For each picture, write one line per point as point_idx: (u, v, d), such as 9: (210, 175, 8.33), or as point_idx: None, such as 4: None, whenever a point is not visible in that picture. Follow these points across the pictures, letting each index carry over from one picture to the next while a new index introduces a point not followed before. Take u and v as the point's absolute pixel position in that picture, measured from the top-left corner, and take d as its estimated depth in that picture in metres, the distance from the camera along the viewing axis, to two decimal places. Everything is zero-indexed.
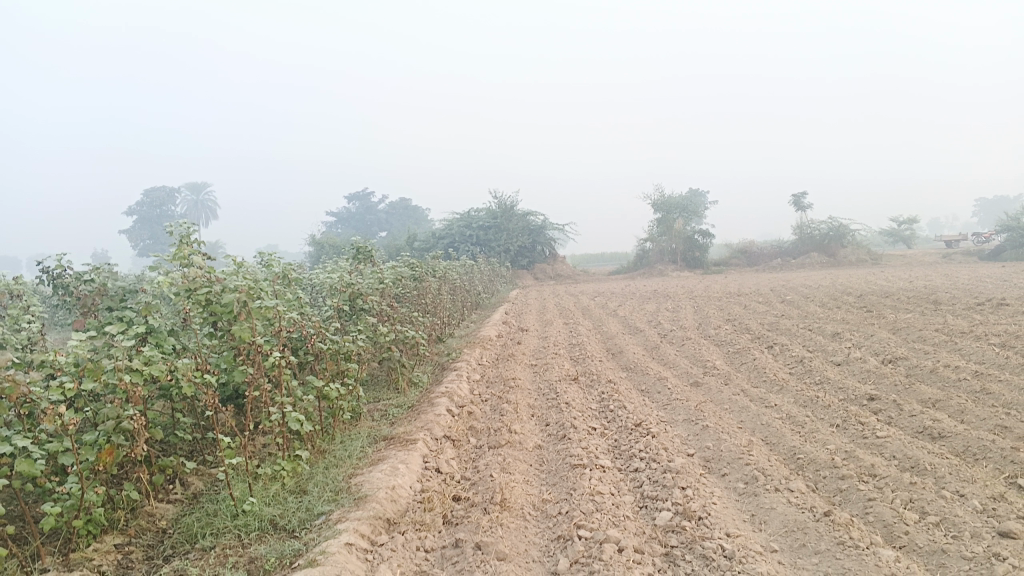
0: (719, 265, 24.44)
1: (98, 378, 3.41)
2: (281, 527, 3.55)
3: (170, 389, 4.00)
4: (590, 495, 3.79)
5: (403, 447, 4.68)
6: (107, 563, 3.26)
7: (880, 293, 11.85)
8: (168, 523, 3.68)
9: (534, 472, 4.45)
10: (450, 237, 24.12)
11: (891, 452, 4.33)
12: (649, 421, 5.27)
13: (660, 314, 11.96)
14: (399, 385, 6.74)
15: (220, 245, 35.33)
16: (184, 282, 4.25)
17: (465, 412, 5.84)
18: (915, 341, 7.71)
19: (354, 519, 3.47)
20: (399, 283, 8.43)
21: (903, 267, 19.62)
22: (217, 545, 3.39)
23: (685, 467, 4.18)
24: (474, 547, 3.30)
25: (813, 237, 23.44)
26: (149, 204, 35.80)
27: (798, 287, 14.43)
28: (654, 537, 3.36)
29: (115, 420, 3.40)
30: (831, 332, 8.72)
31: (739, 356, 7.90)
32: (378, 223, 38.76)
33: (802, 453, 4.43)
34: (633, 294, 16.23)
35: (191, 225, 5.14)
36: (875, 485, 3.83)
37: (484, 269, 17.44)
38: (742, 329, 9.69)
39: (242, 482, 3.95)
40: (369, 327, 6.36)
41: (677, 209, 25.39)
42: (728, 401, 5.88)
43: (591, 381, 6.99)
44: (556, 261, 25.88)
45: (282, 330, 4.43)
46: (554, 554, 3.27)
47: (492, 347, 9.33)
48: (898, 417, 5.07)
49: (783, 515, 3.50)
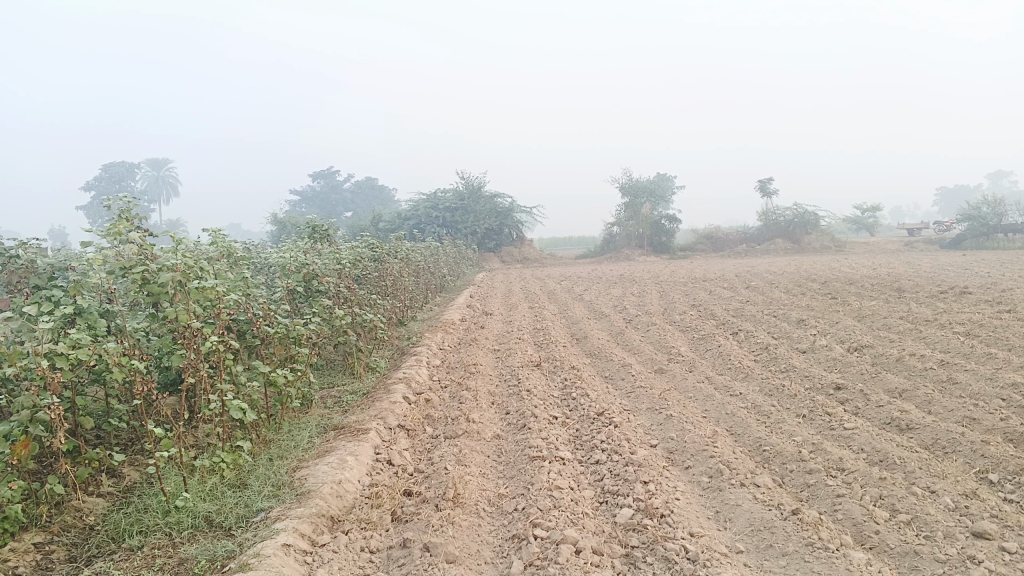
0: (685, 250, 24.43)
1: (14, 364, 3.12)
2: (216, 525, 3.31)
3: (101, 375, 3.71)
4: (548, 490, 3.59)
5: (354, 437, 4.45)
6: (24, 564, 2.97)
7: (844, 280, 11.81)
8: (97, 519, 3.38)
9: (491, 464, 4.25)
10: (415, 218, 23.77)
11: (859, 445, 4.20)
12: (612, 410, 5.09)
13: (626, 299, 11.81)
14: (355, 369, 6.50)
15: (181, 223, 34.40)
16: (117, 260, 3.96)
17: (422, 399, 5.61)
18: (880, 329, 7.64)
19: (294, 517, 3.24)
20: (358, 264, 8.15)
21: (866, 255, 19.74)
22: (145, 545, 3.12)
23: (648, 460, 4.00)
24: (422, 548, 3.08)
25: (779, 224, 23.53)
26: (107, 179, 34.86)
27: (763, 273, 14.43)
28: (614, 536, 3.17)
29: (30, 410, 3.11)
30: (796, 318, 8.64)
31: (704, 343, 7.76)
32: (344, 203, 38.22)
33: (768, 444, 4.28)
34: (600, 278, 16.10)
35: (131, 197, 4.81)
36: (844, 480, 3.68)
37: (449, 252, 17.20)
38: (708, 315, 9.59)
39: (177, 476, 3.68)
40: (324, 310, 6.10)
41: (644, 193, 25.31)
42: (692, 389, 5.73)
43: (555, 367, 6.81)
44: (523, 244, 25.69)
45: (222, 312, 4.16)
46: (508, 556, 3.07)
47: (455, 331, 9.12)
48: (865, 407, 4.95)
49: (749, 512, 3.34)
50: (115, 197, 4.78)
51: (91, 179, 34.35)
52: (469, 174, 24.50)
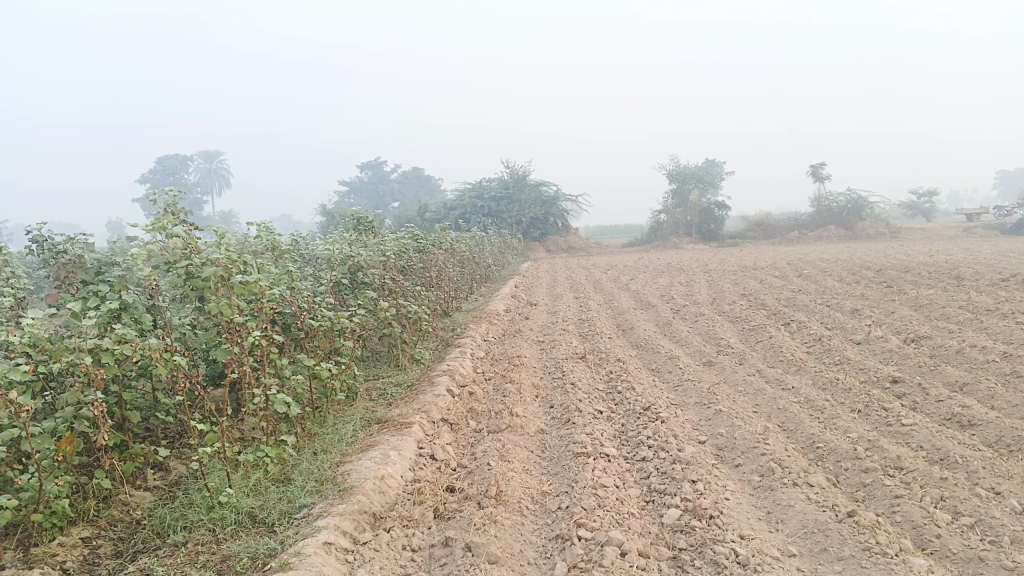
0: (734, 238, 23.98)
1: (59, 360, 3.14)
2: (260, 521, 3.31)
3: (147, 370, 3.73)
4: (592, 489, 3.52)
5: (397, 431, 4.43)
6: (71, 559, 2.99)
7: (900, 268, 11.44)
8: (143, 513, 3.39)
9: (535, 459, 4.19)
10: (461, 208, 23.80)
11: (918, 442, 4.03)
12: (659, 405, 4.98)
13: (674, 289, 11.61)
14: (400, 361, 6.49)
15: (231, 214, 34.96)
16: (162, 255, 3.98)
17: (466, 391, 5.57)
18: (939, 319, 7.36)
19: (336, 514, 3.22)
20: (403, 256, 8.14)
21: (923, 241, 19.12)
22: (189, 540, 3.13)
23: (697, 458, 3.90)
24: (464, 548, 3.04)
25: (831, 210, 22.95)
26: (162, 173, 35.63)
27: (815, 261, 14.08)
28: (660, 538, 3.08)
29: (74, 406, 3.13)
30: (850, 308, 8.39)
31: (755, 334, 7.58)
32: (391, 193, 38.44)
33: (822, 441, 4.14)
34: (647, 267, 15.91)
35: (177, 192, 4.85)
36: (902, 480, 3.53)
37: (494, 241, 17.14)
38: (758, 305, 9.38)
39: (222, 471, 3.69)
40: (369, 302, 6.08)
41: (692, 180, 24.88)
42: (742, 383, 5.59)
43: (600, 359, 6.71)
44: (569, 233, 25.53)
45: (265, 306, 4.14)
46: (551, 556, 3.01)
47: (500, 322, 9.07)
48: (924, 402, 4.76)
49: (802, 514, 3.22)
50: (160, 192, 4.82)
51: (146, 172, 35.12)
52: (514, 163, 24.39)
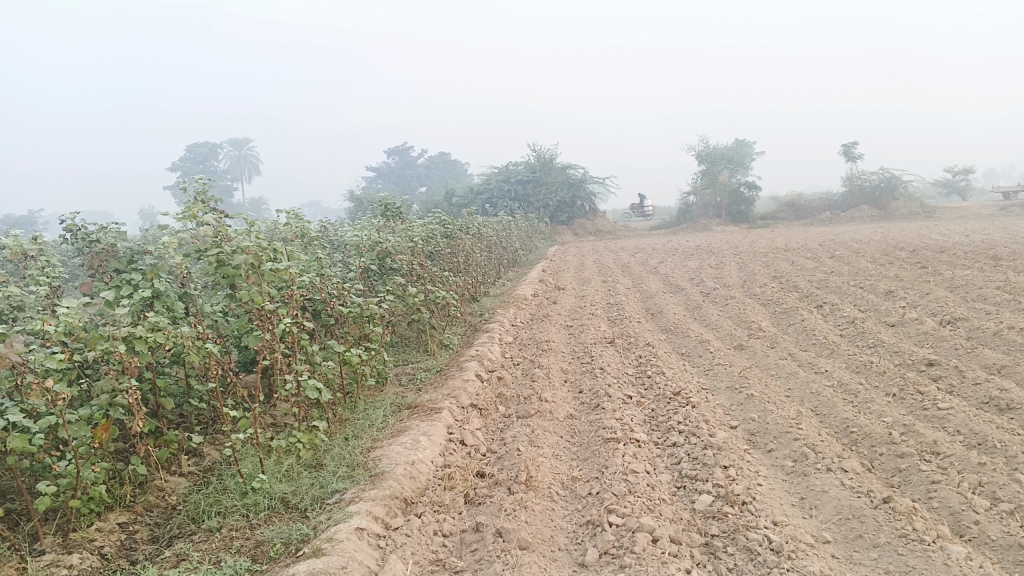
0: (765, 219, 23.70)
1: (94, 348, 3.18)
2: (292, 507, 3.34)
3: (180, 357, 3.76)
4: (623, 475, 3.50)
5: (426, 416, 4.44)
6: (109, 544, 3.04)
7: (935, 248, 11.23)
8: (178, 499, 3.44)
9: (565, 445, 4.18)
10: (488, 193, 23.78)
11: (955, 427, 3.95)
12: (689, 390, 4.94)
13: (704, 271, 11.50)
14: (429, 347, 6.51)
15: (260, 201, 35.22)
16: (193, 243, 4.00)
17: (495, 376, 5.57)
18: (975, 300, 7.22)
19: (367, 500, 3.23)
20: (431, 241, 8.15)
21: (958, 221, 18.74)
22: (224, 526, 3.17)
23: (729, 443, 3.86)
24: (495, 533, 3.04)
25: (863, 190, 22.58)
26: (192, 160, 35.96)
27: (847, 242, 13.86)
28: (692, 524, 3.06)
29: (109, 394, 3.17)
30: (884, 290, 8.25)
31: (787, 317, 7.49)
32: (418, 178, 38.48)
33: (856, 426, 4.08)
34: (676, 250, 15.77)
35: (206, 180, 4.87)
36: (939, 466, 3.47)
37: (522, 225, 17.10)
38: (789, 287, 9.26)
39: (255, 456, 3.72)
40: (397, 288, 6.10)
41: (721, 160, 24.59)
42: (773, 367, 5.53)
43: (629, 343, 6.68)
44: (597, 216, 25.41)
45: (296, 293, 4.16)
46: (582, 543, 3.00)
47: (528, 306, 9.05)
48: (961, 385, 4.68)
49: (836, 500, 3.18)
50: (191, 180, 4.84)
51: (176, 160, 35.47)
52: (541, 146, 24.26)
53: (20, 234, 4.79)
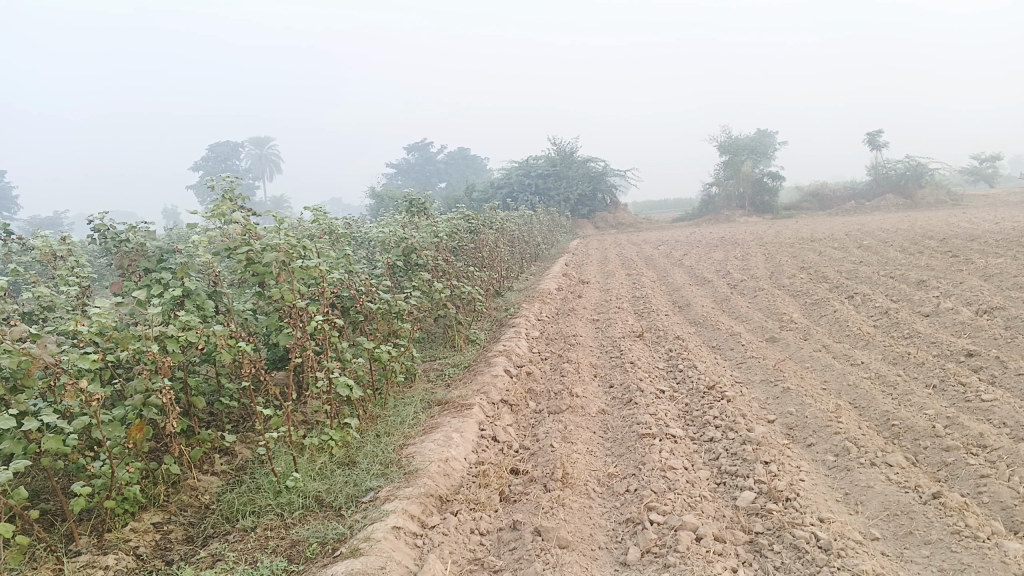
0: (789, 210, 23.43)
1: (126, 348, 3.15)
2: (326, 505, 3.30)
3: (211, 355, 3.73)
4: (661, 471, 3.43)
5: (457, 412, 4.39)
6: (144, 545, 3.02)
7: (965, 236, 11.01)
8: (212, 498, 3.42)
9: (599, 441, 4.12)
10: (509, 187, 23.70)
11: (1000, 418, 3.84)
12: (723, 383, 4.85)
13: (729, 263, 11.36)
14: (456, 342, 6.47)
15: (282, 199, 35.35)
16: (222, 241, 3.97)
17: (524, 372, 5.52)
18: (1011, 289, 7.06)
19: (402, 498, 3.19)
20: (455, 236, 8.09)
21: (986, 208, 18.38)
22: (259, 526, 3.14)
23: (768, 438, 3.78)
24: (534, 532, 2.99)
25: (889, 178, 22.24)
26: (214, 160, 36.22)
27: (875, 231, 13.63)
28: (736, 522, 2.99)
29: (143, 394, 3.14)
30: (915, 279, 8.10)
31: (818, 308, 7.36)
32: (438, 174, 38.46)
33: (897, 419, 3.99)
34: (699, 242, 15.60)
35: (232, 177, 4.83)
36: (987, 459, 3.37)
37: (543, 219, 17.00)
38: (818, 278, 9.12)
39: (288, 455, 3.69)
40: (424, 283, 6.04)
41: (744, 150, 24.31)
42: (808, 359, 5.43)
43: (658, 337, 6.59)
44: (618, 209, 25.26)
45: (326, 290, 4.11)
46: (622, 541, 2.95)
47: (553, 300, 8.98)
48: (1003, 376, 4.56)
49: (883, 495, 3.09)
50: (217, 177, 4.81)
51: (198, 160, 35.69)
52: (561, 139, 24.16)
53: (49, 234, 4.79)
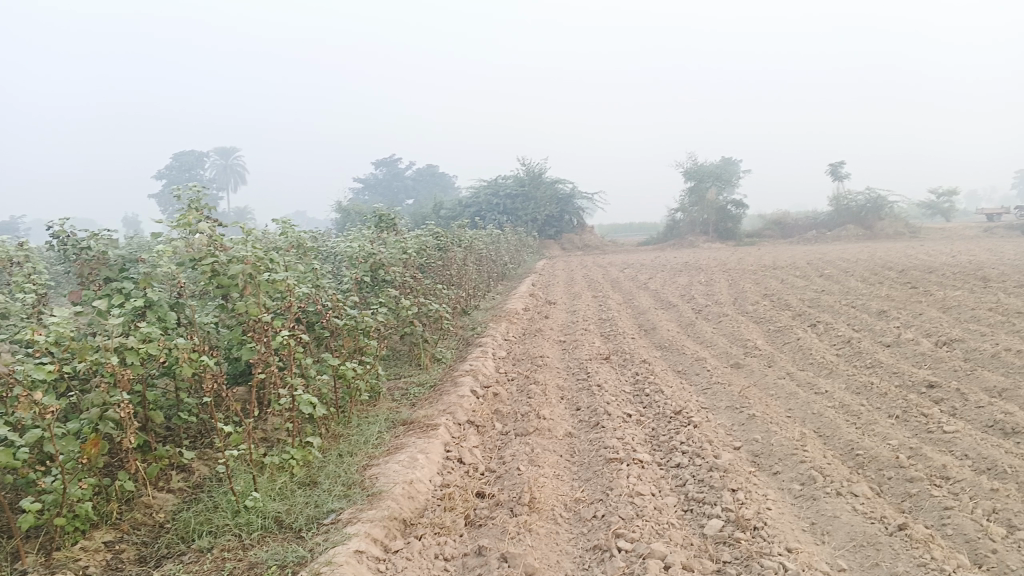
0: (752, 237, 23.74)
1: (84, 359, 3.04)
2: (286, 527, 3.21)
3: (172, 368, 3.63)
4: (629, 497, 3.40)
5: (423, 433, 4.32)
6: (94, 564, 2.90)
7: (923, 269, 11.24)
8: (167, 517, 3.31)
9: (566, 464, 4.08)
10: (477, 206, 23.68)
11: (962, 450, 3.88)
12: (690, 409, 4.84)
13: (694, 288, 11.43)
14: (422, 360, 6.39)
15: (247, 210, 34.91)
16: (188, 251, 3.88)
17: (490, 393, 5.46)
18: (969, 322, 7.18)
19: (365, 521, 3.12)
20: (423, 253, 8.02)
21: (944, 242, 18.80)
22: (215, 546, 3.03)
23: (735, 465, 3.77)
24: (500, 559, 2.94)
25: (850, 209, 22.66)
26: (178, 168, 35.70)
27: (836, 260, 13.83)
28: (704, 550, 2.97)
29: (100, 407, 3.04)
30: (876, 310, 8.21)
31: (781, 336, 7.42)
32: (405, 190, 38.35)
33: (861, 449, 4.01)
34: (664, 266, 15.71)
35: (200, 186, 4.73)
36: (950, 491, 3.39)
37: (511, 239, 16.99)
38: (782, 305, 9.22)
39: (247, 473, 3.59)
40: (391, 300, 5.96)
41: (710, 177, 24.62)
42: (773, 387, 5.45)
43: (624, 360, 6.59)
44: (585, 231, 25.38)
45: (293, 304, 4.03)
46: (590, 568, 2.91)
47: (519, 320, 8.94)
48: (964, 408, 4.61)
49: (848, 525, 3.09)
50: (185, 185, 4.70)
51: (162, 168, 35.16)
52: (530, 160, 24.24)
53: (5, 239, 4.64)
